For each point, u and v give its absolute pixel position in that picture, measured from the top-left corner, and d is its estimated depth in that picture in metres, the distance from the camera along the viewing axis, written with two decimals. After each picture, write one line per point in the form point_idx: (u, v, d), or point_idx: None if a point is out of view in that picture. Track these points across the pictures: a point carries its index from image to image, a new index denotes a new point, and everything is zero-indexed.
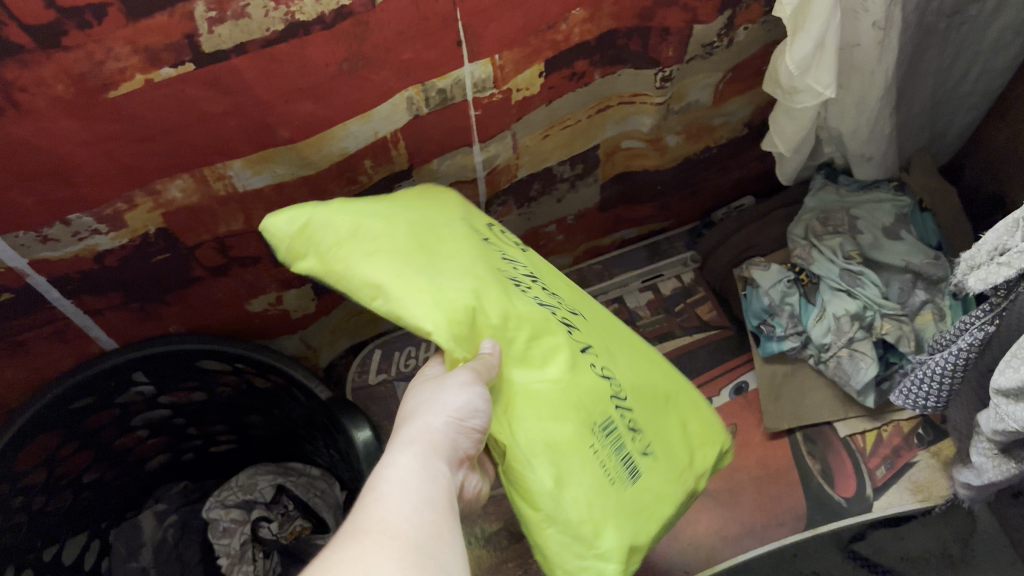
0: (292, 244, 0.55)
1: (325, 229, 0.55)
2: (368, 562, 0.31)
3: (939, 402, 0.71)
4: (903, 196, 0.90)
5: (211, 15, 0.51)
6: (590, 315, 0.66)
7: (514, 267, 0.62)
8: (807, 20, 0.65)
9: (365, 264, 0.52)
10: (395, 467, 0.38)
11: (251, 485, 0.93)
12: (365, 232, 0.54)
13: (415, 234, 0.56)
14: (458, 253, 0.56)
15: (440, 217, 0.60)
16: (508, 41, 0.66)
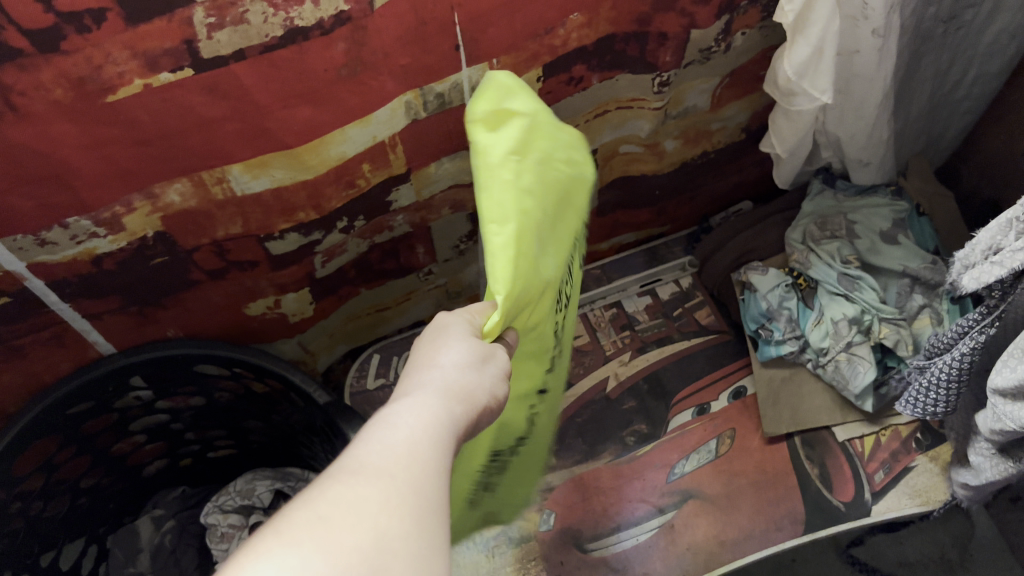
0: (485, 106, 0.55)
1: (515, 139, 0.53)
2: (366, 495, 0.27)
3: (948, 408, 0.70)
4: (901, 201, 0.91)
5: (211, 21, 0.51)
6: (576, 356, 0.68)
7: (576, 281, 0.64)
8: (807, 25, 0.66)
9: (512, 191, 0.50)
10: (429, 401, 0.35)
11: (249, 490, 0.93)
12: (527, 165, 0.53)
13: (550, 201, 0.55)
14: (555, 243, 0.56)
15: (573, 195, 0.59)
16: (507, 46, 0.66)
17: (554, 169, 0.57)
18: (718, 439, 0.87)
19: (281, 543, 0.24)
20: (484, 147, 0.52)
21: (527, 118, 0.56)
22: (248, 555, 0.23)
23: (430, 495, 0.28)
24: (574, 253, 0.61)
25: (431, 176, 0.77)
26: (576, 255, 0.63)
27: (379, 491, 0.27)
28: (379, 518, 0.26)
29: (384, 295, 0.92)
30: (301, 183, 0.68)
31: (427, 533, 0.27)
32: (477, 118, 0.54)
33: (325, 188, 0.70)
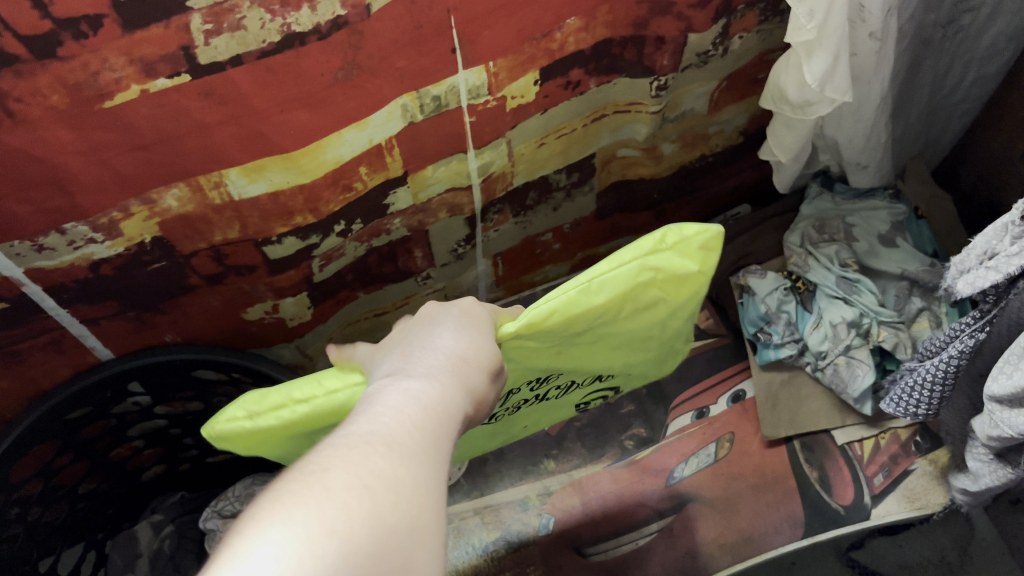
0: (690, 235, 0.54)
1: (670, 268, 0.54)
2: (397, 473, 0.30)
3: (930, 410, 0.71)
4: (899, 204, 0.91)
5: (207, 27, 0.51)
6: (513, 424, 0.69)
7: (565, 383, 0.65)
8: (823, 36, 0.65)
9: (622, 284, 0.52)
10: (452, 390, 0.38)
11: (246, 495, 0.90)
12: (654, 286, 0.54)
13: (629, 318, 0.57)
14: (594, 342, 0.58)
15: (653, 329, 0.60)
16: (502, 49, 0.66)
17: (659, 309, 0.58)
18: (717, 443, 0.87)
19: (330, 504, 0.27)
20: (650, 243, 0.53)
21: (693, 276, 0.56)
22: (303, 507, 0.27)
23: (440, 481, 0.32)
24: (584, 368, 0.62)
25: (427, 179, 0.77)
26: (589, 372, 0.64)
27: (406, 472, 0.30)
28: (410, 504, 0.29)
29: (382, 299, 0.92)
30: (299, 187, 0.68)
31: (440, 526, 0.30)
32: (673, 237, 0.53)
33: (322, 192, 0.70)
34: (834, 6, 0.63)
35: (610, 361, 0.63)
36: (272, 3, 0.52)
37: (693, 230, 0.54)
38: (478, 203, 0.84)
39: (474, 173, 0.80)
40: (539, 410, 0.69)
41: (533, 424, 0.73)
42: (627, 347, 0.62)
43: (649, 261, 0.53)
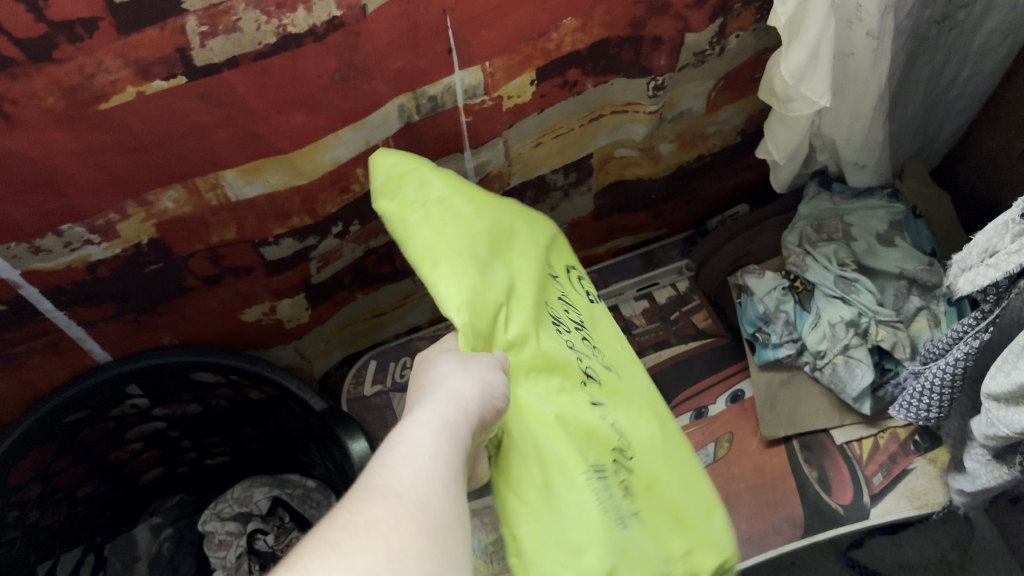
0: (389, 163, 0.60)
1: (420, 182, 0.60)
2: (379, 517, 0.31)
3: (941, 412, 0.69)
4: (897, 203, 0.91)
5: (203, 29, 0.51)
6: (628, 396, 0.62)
7: (576, 310, 0.66)
8: (802, 29, 0.65)
9: (429, 230, 0.57)
10: (444, 422, 0.40)
11: (246, 496, 0.94)
12: (441, 202, 0.59)
13: (488, 231, 0.61)
14: (512, 266, 0.62)
15: (511, 222, 0.65)
16: (499, 49, 0.66)
17: (466, 206, 0.61)
18: (716, 442, 0.87)
19: (305, 566, 0.29)
20: (394, 209, 0.59)
21: (419, 163, 0.61)
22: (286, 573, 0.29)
23: (434, 510, 0.33)
24: (546, 287, 0.64)
25: None
26: (551, 283, 0.65)
27: (393, 514, 0.32)
28: (390, 537, 0.31)
29: (379, 299, 0.92)
30: (296, 188, 0.68)
31: (435, 550, 0.31)
32: (388, 175, 0.60)
33: (319, 193, 0.70)
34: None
35: (531, 250, 0.65)
36: (268, 5, 0.52)
37: (383, 168, 0.60)
38: None
39: (471, 172, 0.79)
40: (625, 374, 0.64)
41: (651, 391, 0.65)
42: (518, 240, 0.65)
43: (399, 198, 0.59)
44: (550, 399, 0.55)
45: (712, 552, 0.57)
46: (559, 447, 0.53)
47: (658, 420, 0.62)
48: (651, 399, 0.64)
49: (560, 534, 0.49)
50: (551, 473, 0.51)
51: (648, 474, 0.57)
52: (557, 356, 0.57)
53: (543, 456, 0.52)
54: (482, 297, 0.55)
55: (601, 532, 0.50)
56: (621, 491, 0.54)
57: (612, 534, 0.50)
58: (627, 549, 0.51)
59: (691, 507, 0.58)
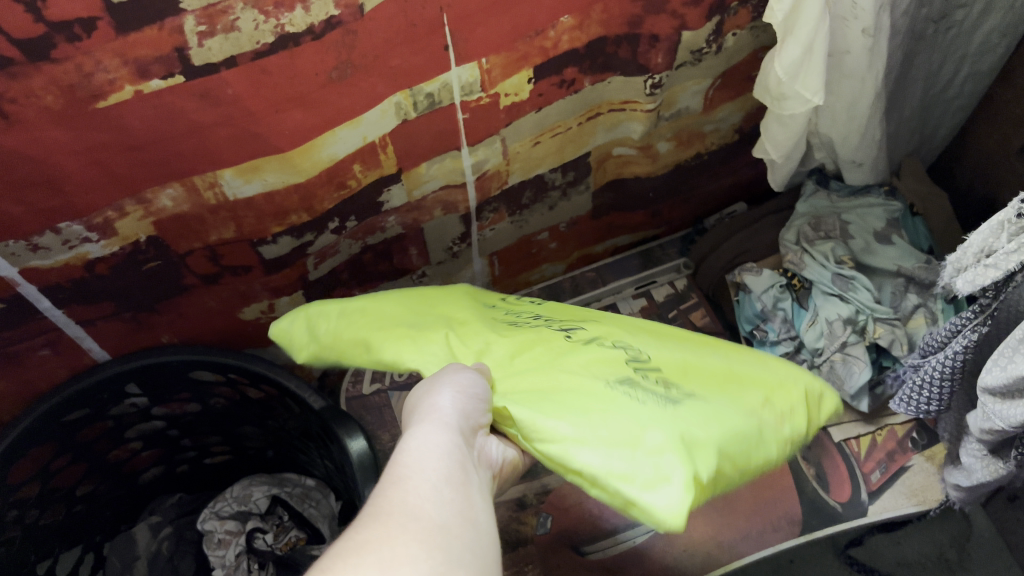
0: (287, 323, 0.65)
1: (321, 316, 0.64)
2: (375, 533, 0.32)
3: (941, 406, 0.69)
4: (894, 201, 0.92)
5: (201, 29, 0.51)
6: (620, 330, 0.63)
7: (530, 308, 0.68)
8: (796, 25, 0.65)
9: (349, 332, 0.62)
10: (432, 439, 0.40)
11: (246, 496, 0.94)
12: (348, 315, 0.64)
13: (408, 305, 0.65)
14: (445, 307, 0.65)
15: (431, 291, 0.69)
16: (496, 47, 0.66)
17: (371, 305, 0.65)
18: None
19: None
20: (314, 348, 0.63)
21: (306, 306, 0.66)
22: None
23: (427, 518, 0.33)
24: (487, 309, 0.67)
25: (421, 177, 0.77)
26: (489, 305, 0.69)
27: (387, 528, 0.32)
28: (386, 549, 0.31)
29: None
30: (294, 186, 0.68)
31: (432, 551, 0.31)
32: (297, 338, 0.64)
33: (316, 191, 0.70)
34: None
35: (458, 293, 0.69)
36: (266, 4, 0.52)
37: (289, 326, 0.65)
38: (472, 201, 0.84)
39: (468, 170, 0.80)
40: (604, 323, 0.65)
41: (638, 321, 0.67)
42: (438, 293, 0.69)
43: (314, 336, 0.63)
44: (542, 370, 0.55)
45: (777, 385, 0.59)
46: (580, 390, 0.52)
47: (655, 333, 0.64)
48: (642, 326, 0.66)
49: (626, 434, 0.48)
50: (585, 404, 0.51)
51: (673, 370, 0.58)
52: (529, 342, 0.59)
53: (571, 401, 0.51)
54: (433, 342, 0.59)
55: (657, 416, 0.50)
56: (656, 389, 0.54)
57: (668, 415, 0.50)
58: (690, 417, 0.51)
59: (734, 366, 0.60)
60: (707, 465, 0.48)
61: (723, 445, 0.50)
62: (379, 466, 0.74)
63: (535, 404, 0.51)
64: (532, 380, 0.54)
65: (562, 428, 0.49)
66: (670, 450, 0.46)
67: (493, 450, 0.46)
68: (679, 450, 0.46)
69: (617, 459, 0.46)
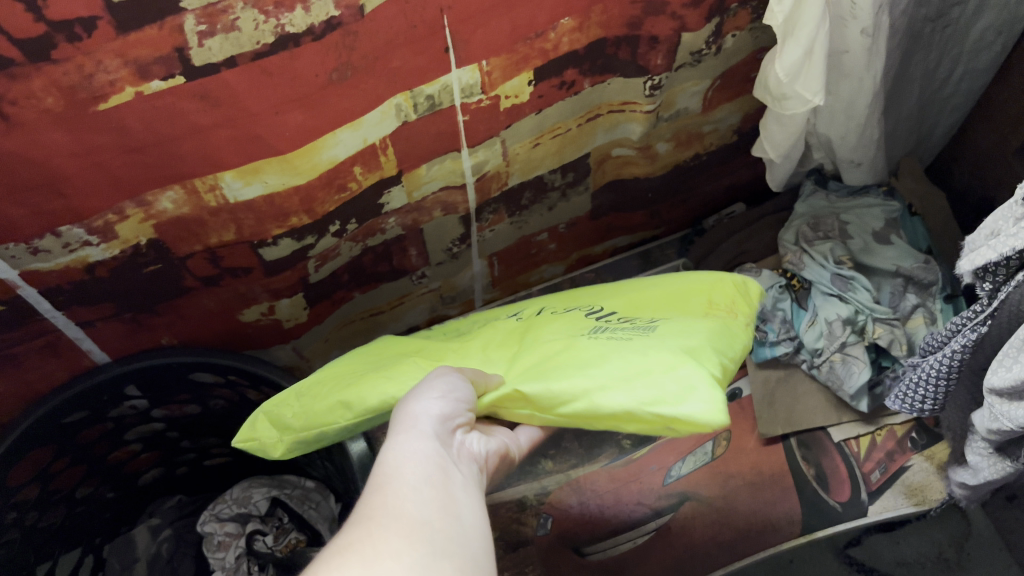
0: (248, 426, 0.60)
1: (283, 403, 0.60)
2: (358, 534, 0.32)
3: (937, 404, 0.70)
4: (893, 201, 0.92)
5: (202, 29, 0.51)
6: (562, 304, 0.67)
7: (471, 322, 0.72)
8: (796, 27, 0.65)
9: (321, 401, 0.58)
10: (412, 442, 0.40)
11: (246, 498, 0.94)
12: (312, 390, 0.60)
13: (371, 362, 0.64)
14: (408, 351, 0.65)
15: (392, 344, 0.69)
16: (497, 48, 0.67)
17: (334, 375, 0.62)
18: (714, 441, 0.84)
19: None
20: (288, 439, 0.58)
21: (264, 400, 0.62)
22: None
23: (406, 515, 0.33)
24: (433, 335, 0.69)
25: (421, 178, 0.77)
26: (435, 332, 0.71)
27: (367, 529, 0.32)
28: (366, 546, 0.31)
29: (377, 299, 0.92)
30: (294, 188, 0.68)
31: (413, 545, 0.32)
32: (264, 436, 0.59)
33: (317, 193, 0.70)
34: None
35: (404, 338, 0.70)
36: (266, 4, 0.52)
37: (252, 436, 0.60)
38: (472, 202, 0.84)
39: (468, 172, 0.80)
40: (557, 303, 0.68)
41: (580, 289, 0.71)
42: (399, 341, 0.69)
43: (281, 423, 0.59)
44: (522, 354, 0.58)
45: (718, 279, 0.63)
46: (566, 350, 0.55)
47: (592, 292, 0.68)
48: (578, 291, 0.70)
49: (632, 362, 0.49)
50: (582, 358, 0.52)
51: (627, 310, 0.61)
52: (491, 346, 0.62)
53: (565, 359, 0.53)
54: (408, 368, 0.60)
55: (650, 344, 0.52)
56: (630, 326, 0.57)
57: (659, 341, 0.52)
58: (677, 334, 0.53)
59: (675, 284, 0.64)
60: (714, 363, 0.50)
61: (715, 345, 0.53)
62: None
63: (537, 378, 0.52)
64: (519, 365, 0.56)
65: (573, 382, 0.49)
66: (680, 362, 0.48)
67: (475, 444, 0.45)
68: (688, 360, 0.48)
69: (638, 386, 0.47)
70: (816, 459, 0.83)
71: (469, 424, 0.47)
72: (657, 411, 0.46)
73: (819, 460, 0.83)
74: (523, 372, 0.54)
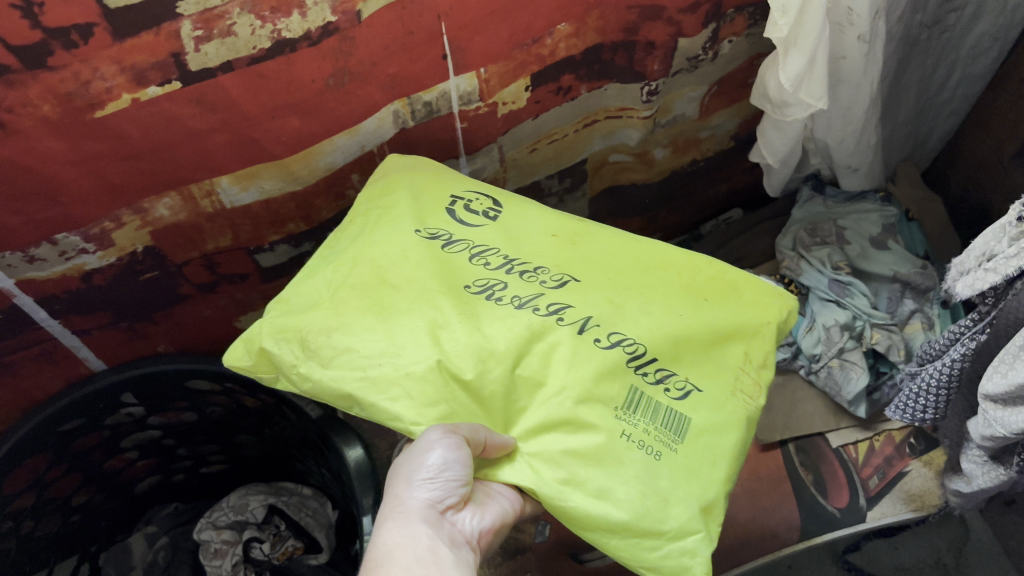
0: (241, 351, 0.55)
1: (285, 334, 0.53)
2: None
3: (937, 415, 0.70)
4: (890, 207, 0.92)
5: (198, 33, 0.51)
6: (609, 299, 0.54)
7: (499, 253, 0.57)
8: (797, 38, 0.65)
9: (327, 376, 0.51)
10: (408, 520, 0.44)
11: (243, 505, 0.94)
12: (314, 328, 0.53)
13: (366, 303, 0.54)
14: (408, 295, 0.54)
15: (387, 246, 0.57)
16: (494, 55, 0.66)
17: (333, 319, 0.53)
18: None
19: None
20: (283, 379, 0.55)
21: (265, 321, 0.55)
22: None
23: None
24: (454, 278, 0.55)
25: None
26: (460, 262, 0.56)
27: None
28: None
29: None
30: (291, 194, 0.68)
31: None
32: (257, 367, 0.56)
33: (314, 199, 0.70)
34: (809, 5, 0.62)
35: (424, 258, 0.56)
36: (263, 9, 0.52)
37: (243, 355, 0.55)
38: None
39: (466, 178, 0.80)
40: (588, 265, 0.56)
41: (625, 243, 0.58)
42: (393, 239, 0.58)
43: (279, 367, 0.54)
44: (546, 405, 0.50)
45: (756, 331, 0.55)
46: (592, 436, 0.49)
47: (640, 281, 0.55)
48: (628, 263, 0.57)
49: (651, 506, 0.47)
50: (604, 462, 0.48)
51: (668, 351, 0.52)
52: (521, 357, 0.51)
53: (585, 461, 0.48)
54: (422, 380, 0.50)
55: (673, 475, 0.48)
56: (662, 402, 0.51)
57: (680, 473, 0.49)
58: (700, 455, 0.49)
59: (720, 321, 0.54)
60: (718, 522, 0.49)
61: (727, 480, 0.50)
62: (378, 472, 0.73)
63: (549, 466, 0.49)
64: (538, 421, 0.49)
65: (588, 506, 0.47)
66: (693, 532, 0.47)
67: (466, 525, 0.46)
68: (701, 528, 0.48)
69: (646, 545, 0.47)
70: (814, 462, 0.83)
71: (466, 496, 0.47)
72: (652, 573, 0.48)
73: (817, 462, 0.83)
74: (538, 442, 0.49)
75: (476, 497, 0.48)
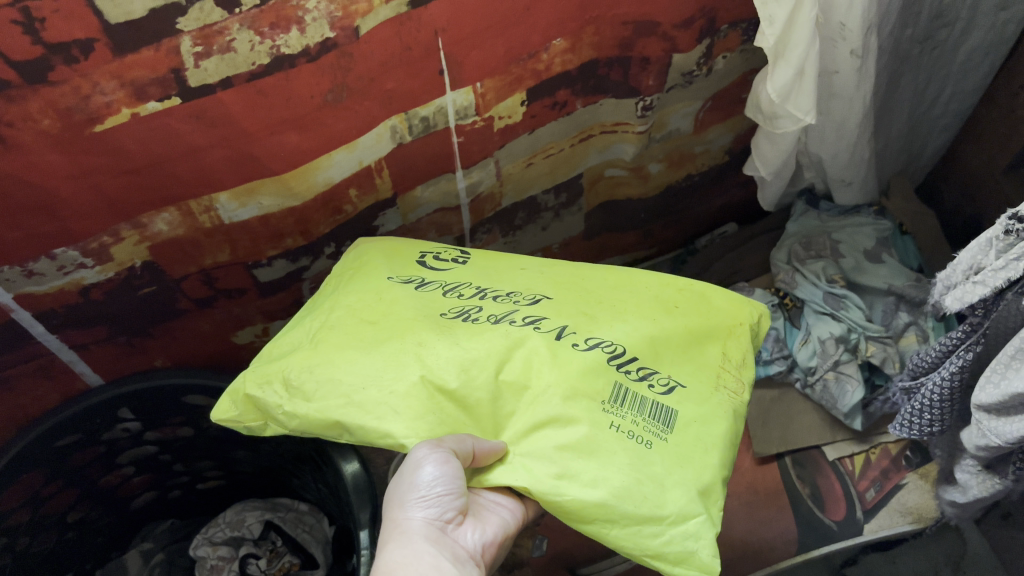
0: (229, 406, 0.55)
1: (265, 382, 0.53)
2: None
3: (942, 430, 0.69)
4: (883, 220, 0.92)
5: (198, 50, 0.52)
6: (583, 311, 0.56)
7: (472, 286, 0.59)
8: (788, 49, 0.65)
9: (313, 408, 0.51)
10: (410, 540, 0.44)
11: (239, 521, 0.94)
12: (293, 368, 0.53)
13: (349, 330, 0.55)
14: (387, 320, 0.55)
15: (359, 288, 0.59)
16: (489, 70, 0.67)
17: (309, 356, 0.53)
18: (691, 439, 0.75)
19: None
20: (273, 425, 0.54)
21: (248, 373, 0.55)
22: None
23: None
24: (432, 307, 0.56)
25: (416, 200, 0.78)
26: (437, 296, 0.58)
27: None
28: None
29: None
30: (289, 211, 0.69)
31: None
32: (242, 417, 0.55)
33: (311, 215, 0.71)
34: (798, 15, 0.62)
35: (398, 295, 0.57)
36: (262, 25, 0.52)
37: (229, 405, 0.55)
38: (466, 222, 0.84)
39: (462, 192, 0.80)
40: (560, 292, 0.58)
41: (592, 270, 0.61)
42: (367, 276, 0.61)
43: (266, 412, 0.53)
44: (536, 405, 0.50)
45: (729, 332, 0.57)
46: (577, 429, 0.49)
47: (611, 297, 0.58)
48: (600, 284, 0.59)
49: (648, 492, 0.47)
50: (596, 455, 0.48)
51: (646, 351, 0.53)
52: (504, 362, 0.52)
53: (580, 454, 0.48)
54: (406, 396, 0.50)
55: (666, 461, 0.49)
56: (648, 396, 0.52)
57: (671, 465, 0.48)
58: (691, 444, 0.50)
59: (693, 324, 0.56)
60: (718, 507, 0.49)
61: (724, 466, 0.50)
62: (374, 486, 0.72)
63: (541, 462, 0.48)
64: (529, 422, 0.50)
65: (582, 496, 0.47)
66: (694, 514, 0.47)
67: (467, 540, 0.46)
68: (701, 511, 0.47)
69: (648, 532, 0.47)
70: (813, 473, 0.84)
71: (464, 513, 0.47)
72: (655, 562, 0.47)
73: (814, 466, 0.84)
74: (528, 442, 0.50)
75: (473, 511, 0.48)
